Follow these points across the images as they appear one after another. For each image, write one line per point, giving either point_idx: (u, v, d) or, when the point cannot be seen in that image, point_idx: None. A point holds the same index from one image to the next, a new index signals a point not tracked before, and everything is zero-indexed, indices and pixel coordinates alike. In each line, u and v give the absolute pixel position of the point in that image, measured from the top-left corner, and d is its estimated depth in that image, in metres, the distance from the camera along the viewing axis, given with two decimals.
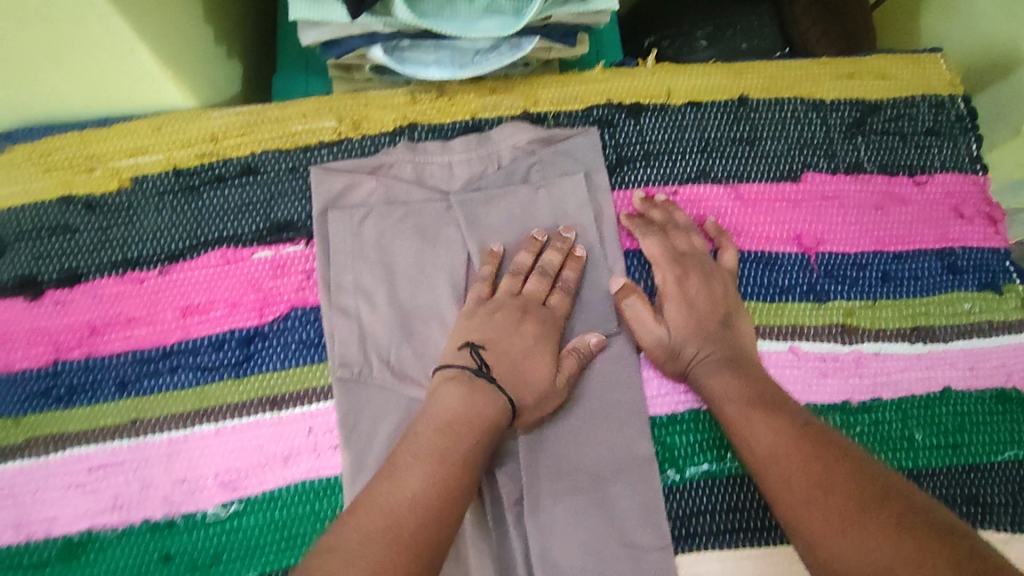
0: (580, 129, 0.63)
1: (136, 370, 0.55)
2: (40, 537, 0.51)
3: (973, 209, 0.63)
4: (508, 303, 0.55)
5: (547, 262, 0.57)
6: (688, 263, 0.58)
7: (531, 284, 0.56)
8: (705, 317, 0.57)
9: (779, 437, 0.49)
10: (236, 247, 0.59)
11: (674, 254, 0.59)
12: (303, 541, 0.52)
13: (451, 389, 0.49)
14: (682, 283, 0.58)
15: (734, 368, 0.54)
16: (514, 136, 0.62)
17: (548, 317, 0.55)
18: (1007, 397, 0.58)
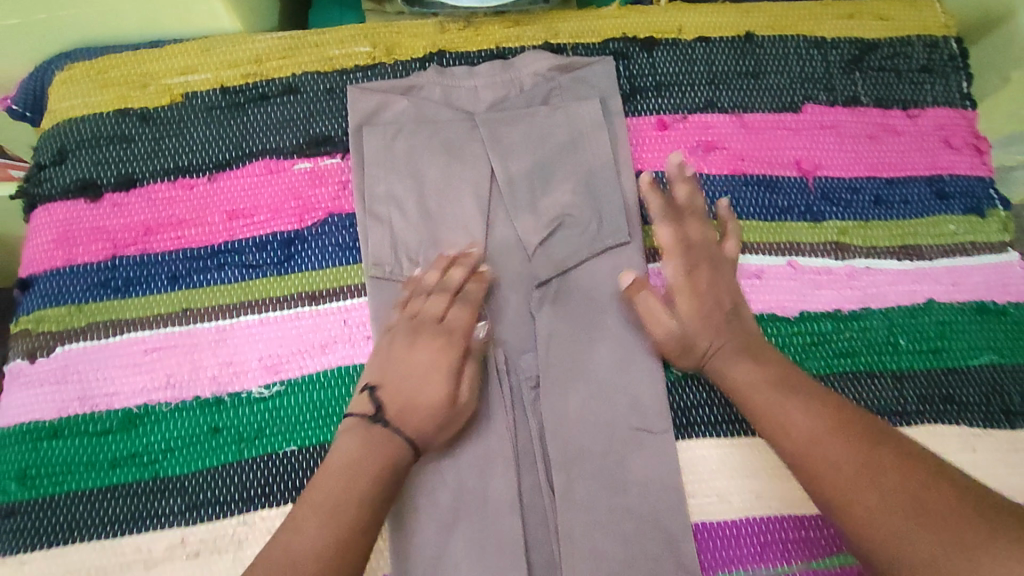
0: (597, 58, 0.67)
1: (187, 265, 0.61)
2: (102, 409, 0.57)
3: (961, 140, 0.67)
4: (403, 328, 0.56)
5: (451, 279, 0.58)
6: (696, 256, 0.58)
7: (432, 303, 0.57)
8: (710, 317, 0.56)
9: (814, 419, 0.48)
10: (278, 158, 0.63)
11: (684, 246, 0.58)
12: (339, 419, 0.58)
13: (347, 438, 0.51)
14: (694, 274, 0.57)
15: (750, 357, 0.54)
16: (535, 64, 0.67)
17: (445, 334, 0.55)
18: (986, 309, 0.63)
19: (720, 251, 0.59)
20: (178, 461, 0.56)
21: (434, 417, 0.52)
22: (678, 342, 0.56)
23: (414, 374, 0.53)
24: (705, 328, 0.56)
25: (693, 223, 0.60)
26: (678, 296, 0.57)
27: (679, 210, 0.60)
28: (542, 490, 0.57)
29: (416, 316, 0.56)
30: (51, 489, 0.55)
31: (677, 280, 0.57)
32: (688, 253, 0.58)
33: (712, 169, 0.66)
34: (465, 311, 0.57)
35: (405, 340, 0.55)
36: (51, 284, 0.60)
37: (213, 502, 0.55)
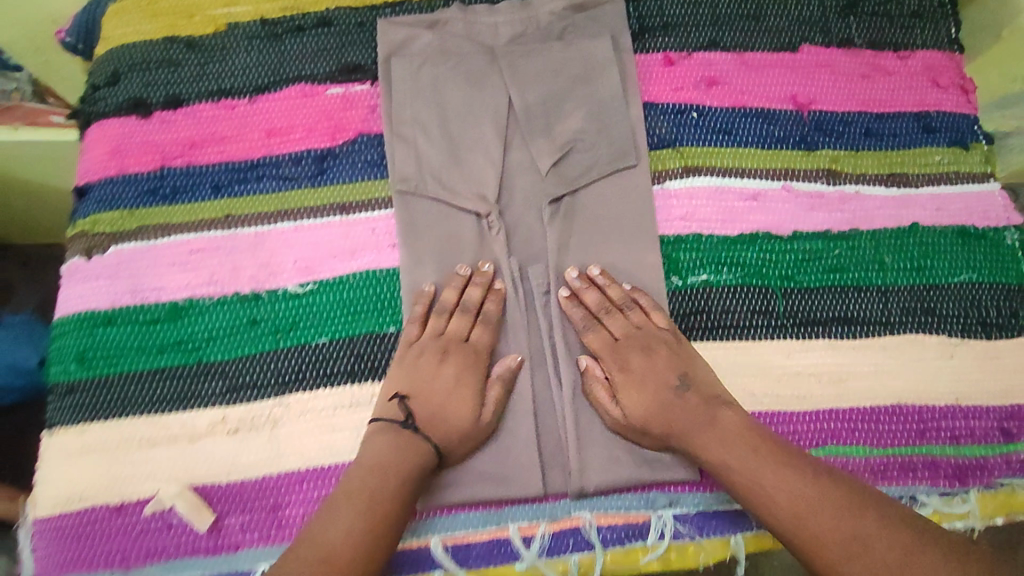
0: None
1: (228, 176, 0.66)
2: (151, 302, 0.62)
3: (949, 80, 0.72)
4: (430, 346, 0.61)
5: (469, 299, 0.62)
6: (628, 349, 0.61)
7: (453, 323, 0.62)
8: (657, 403, 0.59)
9: (798, 493, 0.52)
10: (312, 84, 0.69)
11: (611, 346, 0.62)
12: (367, 318, 0.63)
13: (380, 439, 0.56)
14: (626, 366, 0.61)
15: (718, 433, 0.56)
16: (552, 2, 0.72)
17: (470, 355, 0.61)
18: (967, 233, 0.67)
19: (653, 334, 0.62)
20: (220, 347, 0.61)
21: (457, 429, 0.58)
22: (629, 429, 0.59)
23: (440, 391, 0.59)
24: (657, 404, 0.59)
25: (619, 317, 0.63)
26: (623, 389, 0.60)
27: (601, 306, 0.63)
28: (553, 384, 0.62)
29: (440, 337, 0.61)
30: (106, 370, 0.61)
31: (615, 380, 0.60)
32: (618, 349, 0.61)
33: (714, 103, 0.70)
34: (488, 331, 0.62)
35: (434, 358, 0.60)
36: (104, 191, 0.65)
37: (252, 385, 0.61)
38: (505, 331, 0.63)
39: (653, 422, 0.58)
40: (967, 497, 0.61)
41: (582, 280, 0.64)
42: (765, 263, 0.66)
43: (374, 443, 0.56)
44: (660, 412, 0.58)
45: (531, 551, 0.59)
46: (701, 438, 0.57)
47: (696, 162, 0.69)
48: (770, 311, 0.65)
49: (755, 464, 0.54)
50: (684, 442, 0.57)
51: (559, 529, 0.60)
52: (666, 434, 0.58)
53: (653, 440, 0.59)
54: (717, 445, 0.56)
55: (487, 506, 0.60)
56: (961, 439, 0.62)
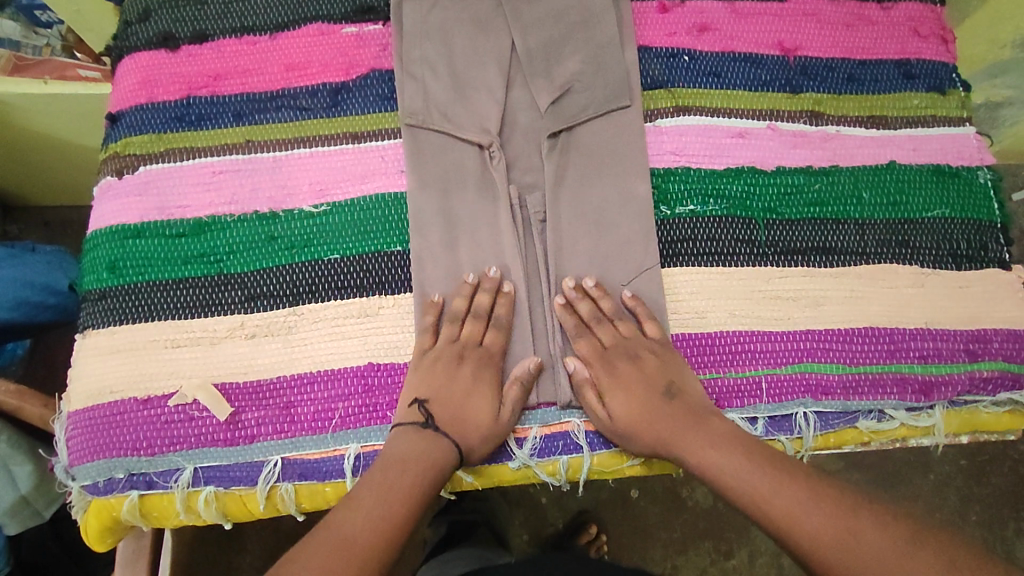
0: None
1: (249, 106, 0.71)
2: (177, 217, 0.67)
3: (929, 30, 0.76)
4: (445, 352, 0.63)
5: (479, 304, 0.65)
6: (613, 357, 0.64)
7: (467, 329, 0.65)
8: (642, 403, 0.61)
9: (783, 490, 0.54)
10: (328, 23, 0.73)
11: (600, 352, 0.64)
12: (376, 239, 0.67)
13: (401, 439, 0.59)
14: (613, 372, 0.63)
15: (706, 435, 0.59)
16: None
17: (484, 357, 0.64)
18: (942, 171, 0.72)
19: (642, 343, 0.64)
20: (239, 260, 0.66)
21: (477, 426, 0.61)
22: (614, 432, 0.62)
23: (459, 392, 0.62)
24: (643, 402, 0.62)
25: (608, 325, 0.65)
26: (609, 390, 0.62)
27: (591, 318, 0.65)
28: (547, 298, 0.67)
29: (455, 342, 0.64)
30: (136, 278, 0.66)
31: (603, 383, 0.63)
32: (605, 356, 0.64)
33: (704, 48, 0.74)
34: (501, 334, 0.65)
35: (451, 359, 0.63)
36: (135, 118, 0.70)
37: (269, 296, 0.66)
38: (514, 335, 0.66)
39: (637, 421, 0.61)
40: (932, 412, 0.65)
41: (577, 290, 0.65)
42: (749, 196, 0.70)
43: (396, 443, 0.59)
44: (654, 417, 0.61)
45: (523, 451, 0.63)
46: (688, 443, 0.59)
47: (687, 102, 0.72)
48: (753, 240, 0.69)
49: (743, 466, 0.56)
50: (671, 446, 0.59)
51: (550, 431, 0.64)
52: (655, 439, 0.60)
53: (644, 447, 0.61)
54: (708, 448, 0.58)
55: None
56: (929, 359, 0.66)
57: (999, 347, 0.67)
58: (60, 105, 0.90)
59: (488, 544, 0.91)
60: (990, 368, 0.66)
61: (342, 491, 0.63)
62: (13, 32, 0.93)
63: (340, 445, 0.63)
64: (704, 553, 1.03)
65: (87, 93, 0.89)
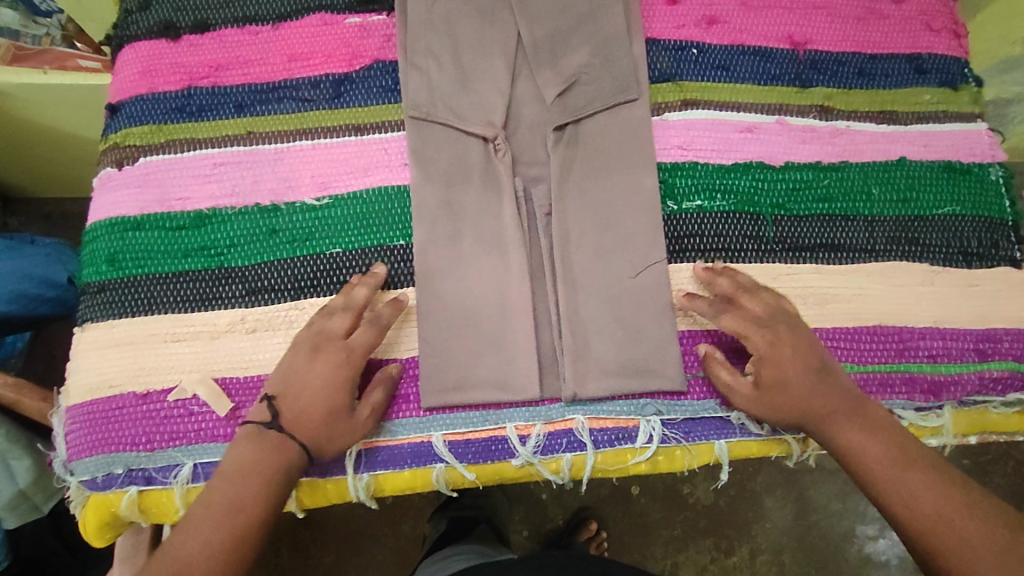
0: None
1: (252, 97, 0.70)
2: (178, 209, 0.66)
3: (941, 24, 0.75)
4: (302, 343, 0.58)
5: (354, 299, 0.60)
6: (777, 325, 0.59)
7: (334, 322, 0.59)
8: (798, 366, 0.58)
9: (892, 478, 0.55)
10: (332, 13, 0.72)
11: (758, 324, 0.59)
12: (380, 233, 0.67)
13: (244, 444, 0.54)
14: (776, 342, 0.58)
15: (860, 421, 0.57)
16: None
17: (341, 353, 0.58)
18: (953, 168, 0.71)
19: (793, 317, 0.60)
20: (240, 253, 0.66)
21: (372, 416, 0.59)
22: (773, 407, 0.59)
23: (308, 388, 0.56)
24: (803, 370, 0.58)
25: (756, 298, 0.60)
26: (774, 363, 0.58)
27: (732, 298, 0.61)
28: (550, 294, 0.65)
29: (317, 333, 0.59)
30: (136, 270, 0.65)
31: (762, 353, 0.58)
32: (767, 324, 0.59)
33: (713, 41, 0.73)
34: (371, 334, 0.59)
35: (306, 354, 0.57)
36: (135, 108, 0.69)
37: (270, 289, 0.65)
38: (521, 344, 0.64)
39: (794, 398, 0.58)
40: (941, 412, 0.65)
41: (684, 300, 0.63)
42: (758, 191, 0.69)
43: (239, 448, 0.54)
44: (812, 390, 0.58)
45: (526, 449, 0.62)
46: (840, 421, 0.58)
47: (695, 96, 0.71)
48: (761, 237, 0.68)
49: (890, 457, 0.56)
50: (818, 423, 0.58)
51: (553, 429, 0.63)
52: (800, 411, 0.58)
53: (780, 421, 0.59)
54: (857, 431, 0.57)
55: (488, 406, 0.63)
56: (938, 358, 0.65)
57: (1009, 347, 0.66)
58: (59, 95, 0.89)
59: (489, 539, 0.90)
60: (1000, 368, 0.65)
61: (343, 489, 0.62)
62: (11, 21, 0.92)
63: None
64: (705, 551, 1.03)
65: (87, 83, 0.88)
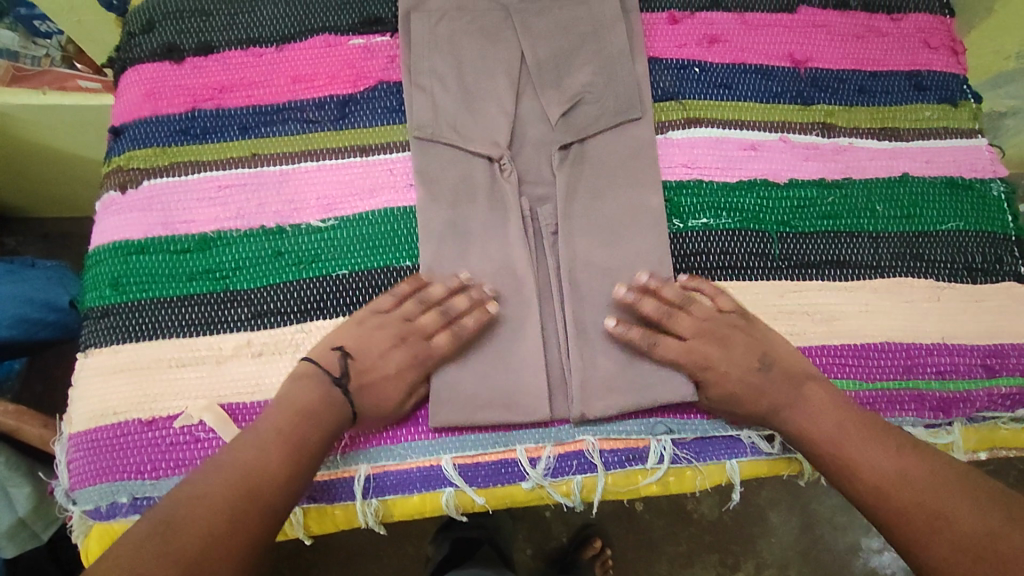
0: None
1: (256, 119, 0.70)
2: (182, 233, 0.66)
3: (939, 41, 0.76)
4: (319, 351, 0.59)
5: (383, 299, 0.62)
6: (699, 350, 0.61)
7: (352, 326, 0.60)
8: (747, 383, 0.60)
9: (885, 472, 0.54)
10: (335, 35, 0.72)
11: (684, 353, 0.61)
12: (385, 254, 0.66)
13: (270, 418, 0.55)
14: (708, 362, 0.61)
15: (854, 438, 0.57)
16: None
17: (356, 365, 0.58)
18: (955, 184, 0.71)
19: (718, 331, 0.62)
20: (245, 276, 0.65)
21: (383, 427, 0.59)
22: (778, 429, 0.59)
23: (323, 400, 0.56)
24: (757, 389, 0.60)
25: (684, 314, 0.62)
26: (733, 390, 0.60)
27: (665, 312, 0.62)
28: (558, 313, 0.65)
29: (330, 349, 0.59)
30: (140, 294, 0.64)
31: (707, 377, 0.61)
32: (692, 351, 0.61)
33: (715, 59, 0.74)
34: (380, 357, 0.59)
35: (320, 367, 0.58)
36: (139, 131, 0.69)
37: (276, 312, 0.64)
38: (529, 365, 0.63)
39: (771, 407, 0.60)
40: (951, 429, 0.65)
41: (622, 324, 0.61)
42: (762, 208, 0.69)
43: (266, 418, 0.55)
44: (774, 402, 0.60)
45: (537, 471, 0.62)
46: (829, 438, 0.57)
47: (699, 114, 0.72)
48: (766, 253, 0.68)
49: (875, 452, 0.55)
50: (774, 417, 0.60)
51: (564, 451, 0.63)
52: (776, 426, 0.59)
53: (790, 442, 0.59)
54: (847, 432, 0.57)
55: (498, 428, 0.62)
56: (946, 374, 0.65)
57: (1016, 362, 0.66)
58: (61, 116, 0.89)
59: (491, 561, 0.89)
60: (1008, 384, 0.66)
61: (352, 514, 0.61)
62: (10, 43, 0.92)
63: (350, 466, 0.61)
64: (710, 567, 1.02)
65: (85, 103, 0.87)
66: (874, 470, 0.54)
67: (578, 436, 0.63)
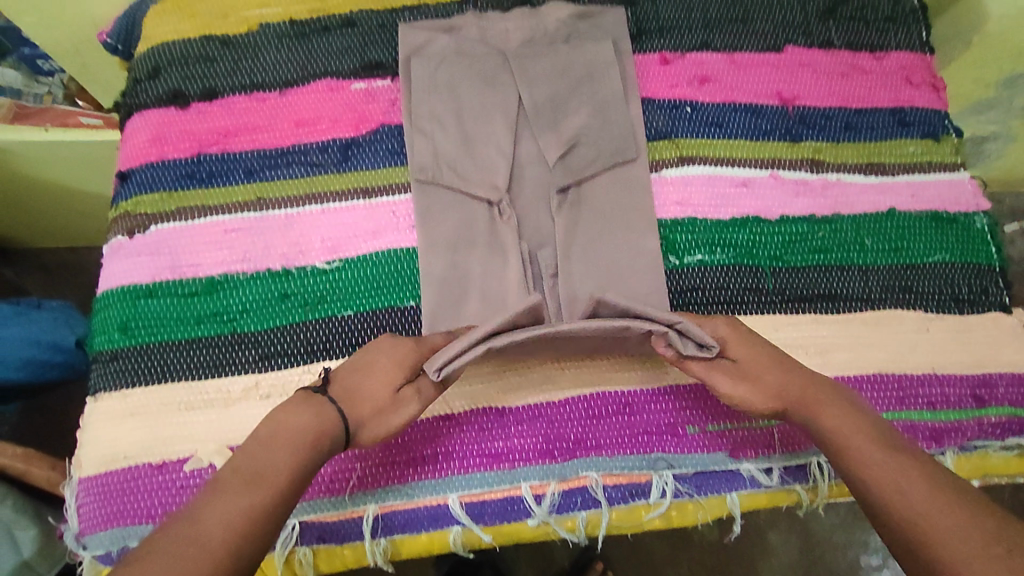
0: (610, 7, 0.77)
1: (260, 162, 0.71)
2: (189, 276, 0.67)
3: (921, 78, 0.79)
4: None
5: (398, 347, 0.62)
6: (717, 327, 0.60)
7: None
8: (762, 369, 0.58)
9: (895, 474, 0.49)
10: (337, 79, 0.74)
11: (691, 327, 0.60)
12: (388, 294, 0.68)
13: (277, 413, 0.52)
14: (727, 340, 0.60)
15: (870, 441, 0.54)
16: (558, 11, 0.76)
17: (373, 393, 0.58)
18: (940, 217, 0.74)
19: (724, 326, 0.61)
20: (252, 319, 0.66)
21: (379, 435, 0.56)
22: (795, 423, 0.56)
23: None
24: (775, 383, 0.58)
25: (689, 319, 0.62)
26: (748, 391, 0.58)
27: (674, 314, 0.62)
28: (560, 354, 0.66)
29: None
30: (148, 337, 0.65)
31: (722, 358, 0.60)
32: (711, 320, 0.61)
33: (705, 98, 0.76)
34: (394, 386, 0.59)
35: None
36: (146, 176, 0.71)
37: (282, 354, 0.66)
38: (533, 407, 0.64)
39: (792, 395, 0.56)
40: (943, 458, 0.67)
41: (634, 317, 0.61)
42: (755, 244, 0.71)
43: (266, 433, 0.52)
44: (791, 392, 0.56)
45: (542, 508, 0.62)
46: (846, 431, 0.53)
47: (691, 153, 0.74)
48: (760, 287, 0.70)
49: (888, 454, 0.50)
50: (806, 415, 0.55)
51: (568, 487, 0.63)
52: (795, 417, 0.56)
53: None
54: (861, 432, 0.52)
55: (502, 465, 0.62)
56: (938, 405, 0.67)
57: (1004, 392, 0.69)
58: (64, 152, 0.91)
59: None
60: (998, 413, 0.68)
61: (361, 553, 0.62)
62: (14, 81, 0.94)
63: (358, 507, 0.61)
64: None
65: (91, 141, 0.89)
66: (880, 467, 0.50)
67: (582, 471, 0.63)
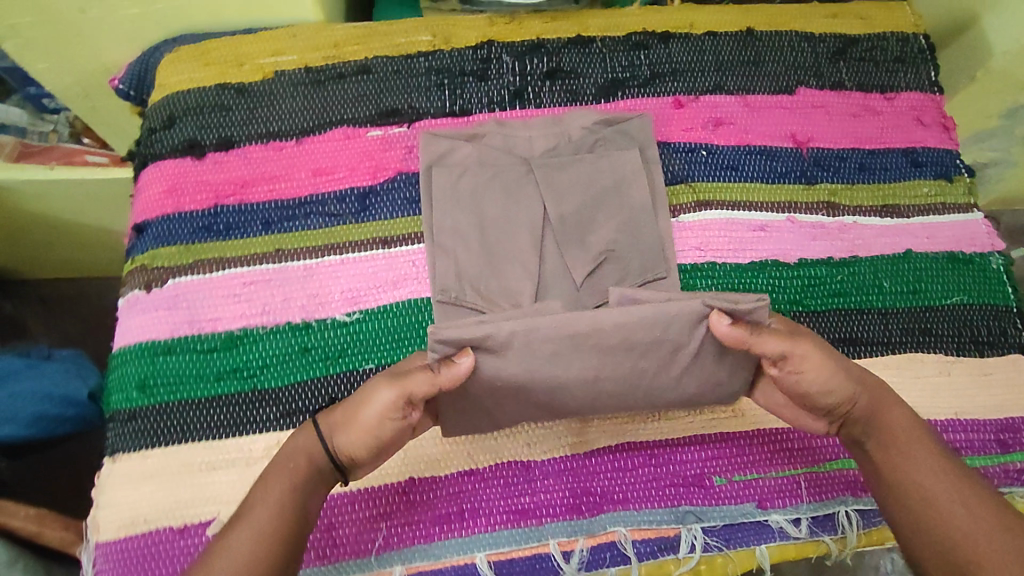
0: (637, 112, 0.74)
1: (278, 214, 0.71)
2: (207, 331, 0.67)
3: (931, 118, 0.80)
4: None
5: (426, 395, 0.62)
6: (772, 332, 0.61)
7: None
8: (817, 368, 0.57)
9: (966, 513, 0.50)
10: (354, 127, 0.74)
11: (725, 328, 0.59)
12: (408, 345, 0.67)
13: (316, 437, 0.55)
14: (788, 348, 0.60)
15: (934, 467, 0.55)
16: (583, 118, 0.74)
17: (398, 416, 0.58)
18: (957, 259, 0.74)
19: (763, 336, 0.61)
20: (273, 374, 0.66)
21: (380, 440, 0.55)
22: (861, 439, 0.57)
23: None
24: (822, 402, 0.57)
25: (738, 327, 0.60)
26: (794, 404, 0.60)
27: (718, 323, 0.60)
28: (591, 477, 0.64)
29: None
30: (167, 397, 0.65)
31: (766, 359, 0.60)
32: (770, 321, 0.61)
33: (721, 141, 0.76)
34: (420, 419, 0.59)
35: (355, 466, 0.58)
36: (162, 228, 0.70)
37: (304, 411, 0.65)
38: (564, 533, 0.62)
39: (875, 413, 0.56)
40: None
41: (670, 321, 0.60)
42: (774, 289, 0.71)
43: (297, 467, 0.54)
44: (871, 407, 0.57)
45: (571, 565, 0.62)
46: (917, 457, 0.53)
47: (708, 197, 0.74)
48: None
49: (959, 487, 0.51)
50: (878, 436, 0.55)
51: (596, 543, 0.62)
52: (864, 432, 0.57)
53: None
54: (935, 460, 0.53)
55: (530, 521, 0.62)
56: (963, 451, 0.67)
57: None
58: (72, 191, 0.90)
59: None
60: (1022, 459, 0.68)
61: None
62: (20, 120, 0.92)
63: (384, 568, 0.60)
64: None
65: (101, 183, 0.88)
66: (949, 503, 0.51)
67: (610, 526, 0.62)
